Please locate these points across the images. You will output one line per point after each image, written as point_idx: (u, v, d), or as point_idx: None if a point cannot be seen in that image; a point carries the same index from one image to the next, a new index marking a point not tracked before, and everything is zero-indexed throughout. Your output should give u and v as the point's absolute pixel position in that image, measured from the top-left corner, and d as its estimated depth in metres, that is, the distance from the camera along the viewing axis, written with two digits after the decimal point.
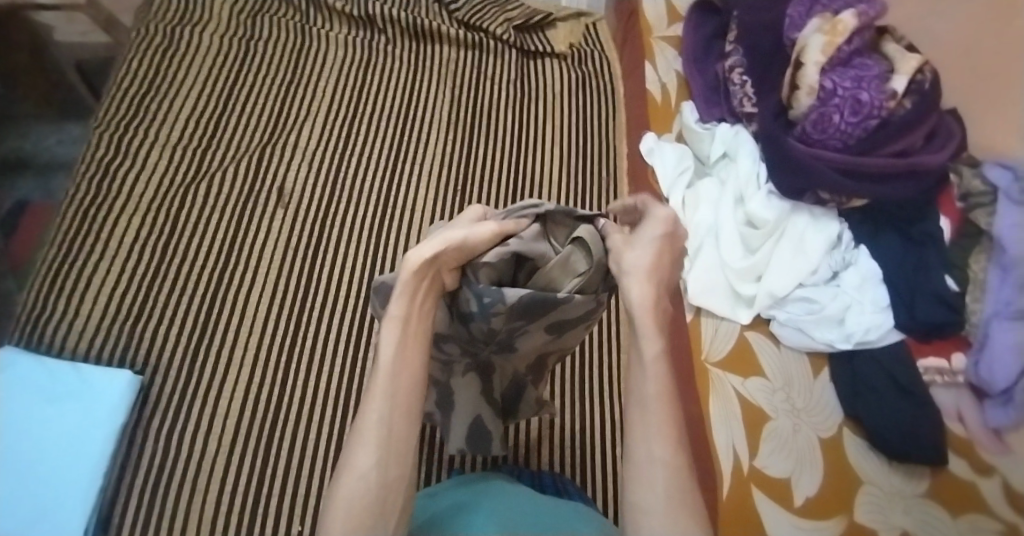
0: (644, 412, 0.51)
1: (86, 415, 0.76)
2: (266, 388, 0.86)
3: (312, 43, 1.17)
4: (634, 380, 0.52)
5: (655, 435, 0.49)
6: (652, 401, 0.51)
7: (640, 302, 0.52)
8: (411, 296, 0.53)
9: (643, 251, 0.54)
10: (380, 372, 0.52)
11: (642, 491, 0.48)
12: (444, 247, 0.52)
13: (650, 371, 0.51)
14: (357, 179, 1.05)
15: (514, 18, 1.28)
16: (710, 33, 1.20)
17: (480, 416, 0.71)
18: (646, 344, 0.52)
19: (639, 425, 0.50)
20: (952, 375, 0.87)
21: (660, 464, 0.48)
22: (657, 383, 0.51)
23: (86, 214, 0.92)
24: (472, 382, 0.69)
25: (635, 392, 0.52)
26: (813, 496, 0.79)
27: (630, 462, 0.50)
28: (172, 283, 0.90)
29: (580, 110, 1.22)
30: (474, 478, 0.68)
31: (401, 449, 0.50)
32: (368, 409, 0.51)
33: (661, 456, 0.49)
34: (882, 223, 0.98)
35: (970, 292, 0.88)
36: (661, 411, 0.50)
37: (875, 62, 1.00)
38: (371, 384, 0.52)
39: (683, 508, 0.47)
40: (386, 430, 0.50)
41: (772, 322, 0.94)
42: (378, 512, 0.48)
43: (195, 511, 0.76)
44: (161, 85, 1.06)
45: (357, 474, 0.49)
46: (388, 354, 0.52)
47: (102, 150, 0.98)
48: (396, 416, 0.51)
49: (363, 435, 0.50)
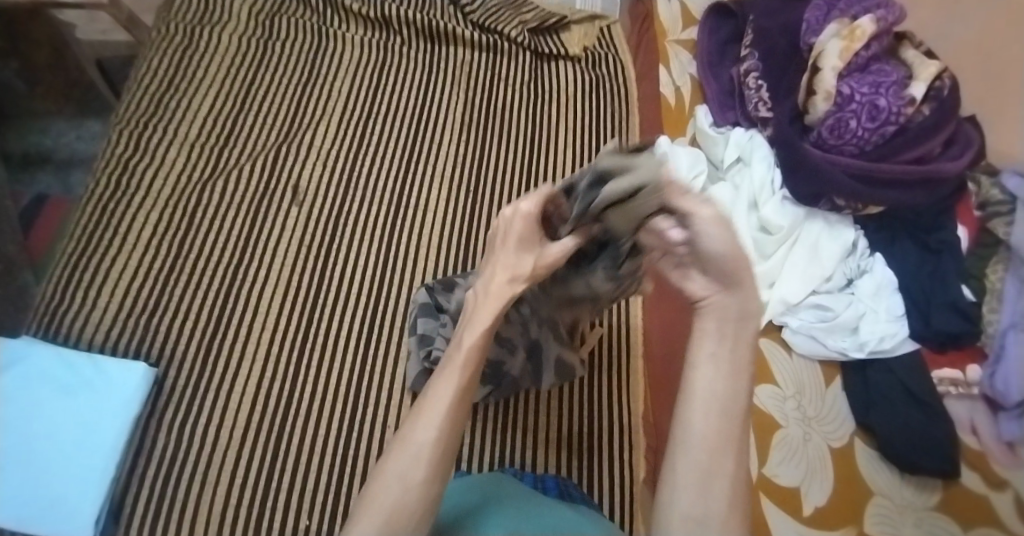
0: (723, 418, 0.48)
1: (101, 407, 0.77)
2: (277, 382, 0.86)
3: (328, 43, 1.18)
4: (710, 370, 0.49)
5: (728, 446, 0.48)
6: (734, 416, 0.48)
7: (747, 309, 0.50)
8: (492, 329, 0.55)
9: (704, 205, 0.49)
10: (446, 386, 0.52)
11: (700, 490, 0.47)
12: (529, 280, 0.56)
13: (738, 379, 0.49)
14: (371, 178, 1.06)
15: (528, 20, 1.27)
16: (725, 37, 1.20)
17: (562, 355, 0.82)
18: (742, 333, 0.50)
19: (715, 427, 0.48)
20: (966, 386, 0.85)
21: (728, 475, 0.47)
22: (743, 397, 0.49)
23: (106, 208, 0.94)
24: (549, 338, 0.79)
25: (718, 398, 0.49)
26: (822, 506, 0.79)
27: (693, 465, 0.47)
28: (187, 278, 0.92)
29: (596, 111, 1.20)
30: (481, 478, 0.69)
31: (447, 463, 0.50)
32: (425, 421, 0.50)
33: (728, 468, 0.47)
34: (898, 231, 0.97)
35: (986, 302, 0.87)
36: (740, 432, 0.48)
37: (893, 68, 0.99)
38: (435, 391, 0.52)
39: (734, 523, 0.47)
40: (440, 449, 0.50)
41: (784, 329, 0.93)
42: (412, 522, 0.47)
43: (206, 503, 0.77)
44: (180, 83, 1.08)
45: (404, 483, 0.48)
46: (461, 374, 0.52)
47: (122, 147, 0.99)
48: (450, 433, 0.50)
49: (415, 447, 0.49)
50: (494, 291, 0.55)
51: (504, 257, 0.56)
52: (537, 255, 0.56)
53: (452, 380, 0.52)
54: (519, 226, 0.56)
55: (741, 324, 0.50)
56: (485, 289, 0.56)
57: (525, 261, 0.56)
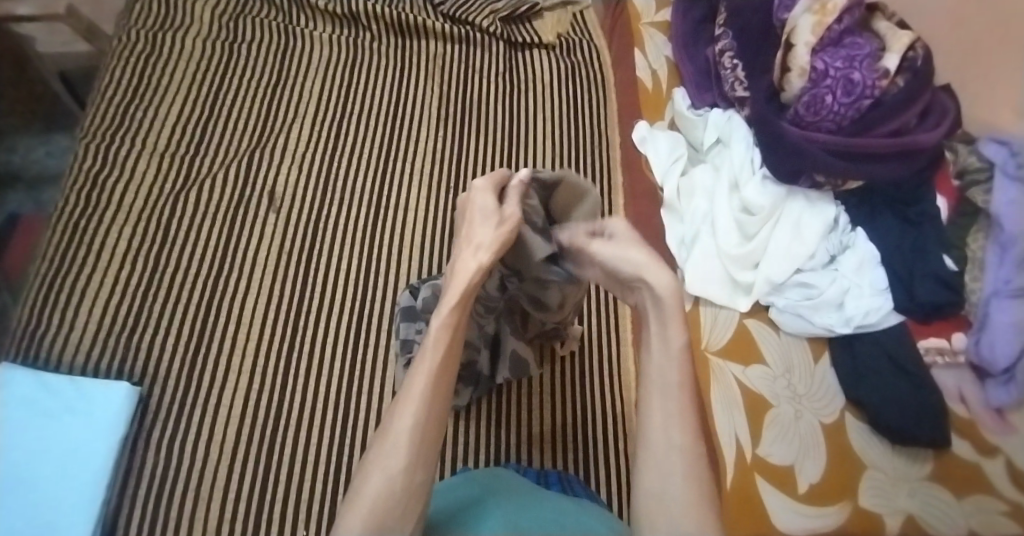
0: (666, 396, 0.52)
1: (84, 431, 0.75)
2: (266, 394, 0.85)
3: (297, 43, 1.16)
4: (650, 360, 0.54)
5: (674, 421, 0.51)
6: (674, 391, 0.52)
7: (665, 289, 0.55)
8: (462, 304, 0.57)
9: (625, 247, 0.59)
10: (424, 368, 0.54)
11: (657, 472, 0.49)
12: (495, 251, 0.59)
13: (673, 358, 0.52)
14: (349, 179, 1.04)
15: (500, 10, 1.25)
16: (698, 17, 1.18)
17: (515, 349, 0.85)
18: (668, 320, 0.54)
19: (660, 407, 0.51)
20: (952, 354, 0.87)
21: (677, 451, 0.49)
22: (680, 373, 0.52)
23: (77, 225, 0.92)
24: (503, 325, 0.83)
25: (656, 378, 0.53)
26: (816, 482, 0.80)
27: (649, 449, 0.50)
28: (166, 293, 0.90)
29: (573, 98, 1.19)
30: (484, 472, 0.68)
31: (428, 455, 0.51)
32: (402, 415, 0.52)
33: (678, 441, 0.50)
34: (879, 205, 0.97)
35: (968, 271, 0.87)
36: (686, 407, 0.51)
37: (867, 40, 0.99)
38: (409, 387, 0.54)
39: (696, 494, 0.48)
40: (420, 436, 0.51)
41: (771, 309, 0.94)
42: (398, 515, 0.48)
43: (200, 519, 0.77)
44: (146, 92, 1.05)
45: (385, 476, 0.49)
46: (436, 356, 0.55)
47: (89, 162, 0.97)
48: (430, 425, 0.52)
49: (394, 439, 0.51)
50: (463, 266, 0.58)
51: (476, 223, 0.61)
52: (504, 220, 0.61)
53: (427, 361, 0.54)
54: (483, 197, 0.62)
55: (665, 305, 0.55)
56: (454, 265, 0.59)
57: (492, 225, 0.61)
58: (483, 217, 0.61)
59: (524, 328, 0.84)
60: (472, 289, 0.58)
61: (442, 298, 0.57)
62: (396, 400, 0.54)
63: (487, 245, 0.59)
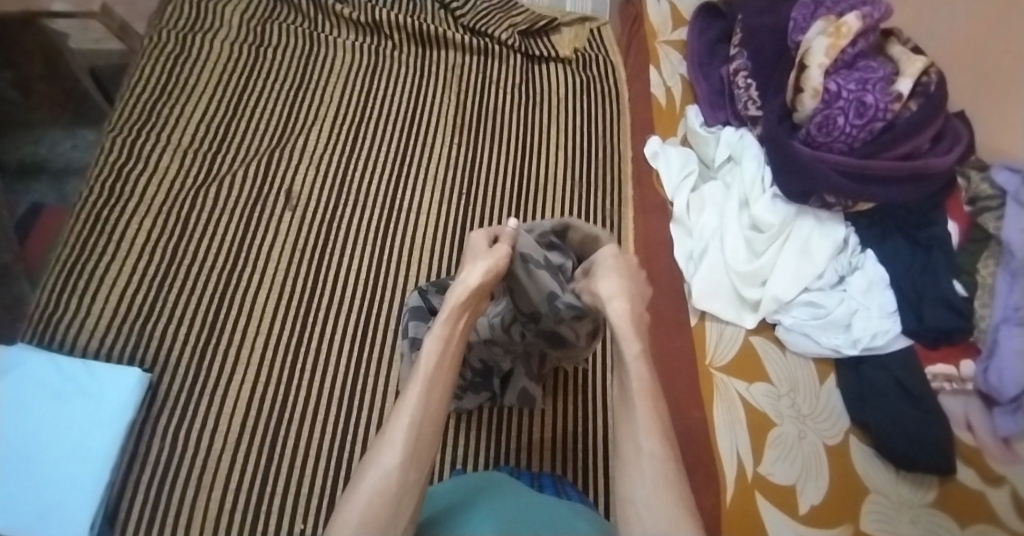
0: (631, 410, 0.63)
1: (93, 415, 0.77)
2: (271, 387, 0.87)
3: (321, 49, 1.19)
4: (623, 382, 0.65)
5: (642, 431, 0.60)
6: (638, 399, 0.63)
7: (619, 316, 0.68)
8: (454, 323, 0.67)
9: (609, 283, 0.71)
10: (419, 374, 0.61)
11: (634, 479, 0.58)
12: (484, 276, 0.69)
13: (633, 373, 0.64)
14: (364, 181, 1.06)
15: (519, 23, 1.27)
16: (715, 36, 1.20)
17: (526, 386, 0.87)
18: (627, 347, 0.66)
19: (628, 421, 0.62)
20: (960, 382, 0.86)
21: (645, 454, 0.59)
22: (642, 384, 0.63)
23: (100, 216, 0.94)
24: (518, 363, 0.87)
25: (623, 395, 0.64)
26: (817, 504, 0.79)
27: (624, 458, 0.60)
28: (181, 284, 0.92)
29: (588, 111, 1.20)
30: (479, 477, 0.68)
31: (423, 453, 0.56)
32: (400, 416, 0.58)
33: (648, 447, 0.59)
34: (889, 228, 0.97)
35: (978, 297, 0.87)
36: (647, 416, 0.61)
37: (880, 64, 0.99)
38: (407, 394, 0.60)
39: (668, 491, 0.56)
40: (416, 433, 0.57)
41: (777, 327, 0.94)
42: (394, 507, 0.52)
43: (201, 507, 0.78)
44: (173, 90, 1.08)
45: (383, 470, 0.53)
46: (430, 363, 0.62)
47: (115, 154, 1.00)
48: (424, 423, 0.58)
49: (391, 436, 0.56)
50: (455, 290, 0.68)
51: (470, 259, 0.73)
52: (495, 251, 0.73)
53: (423, 367, 0.62)
54: (479, 240, 0.75)
55: (618, 330, 0.68)
56: (449, 292, 0.69)
57: (487, 255, 0.72)
58: (477, 255, 0.73)
59: (539, 368, 0.88)
60: (463, 310, 0.68)
61: (438, 315, 0.67)
62: (396, 405, 0.59)
63: (481, 269, 0.70)
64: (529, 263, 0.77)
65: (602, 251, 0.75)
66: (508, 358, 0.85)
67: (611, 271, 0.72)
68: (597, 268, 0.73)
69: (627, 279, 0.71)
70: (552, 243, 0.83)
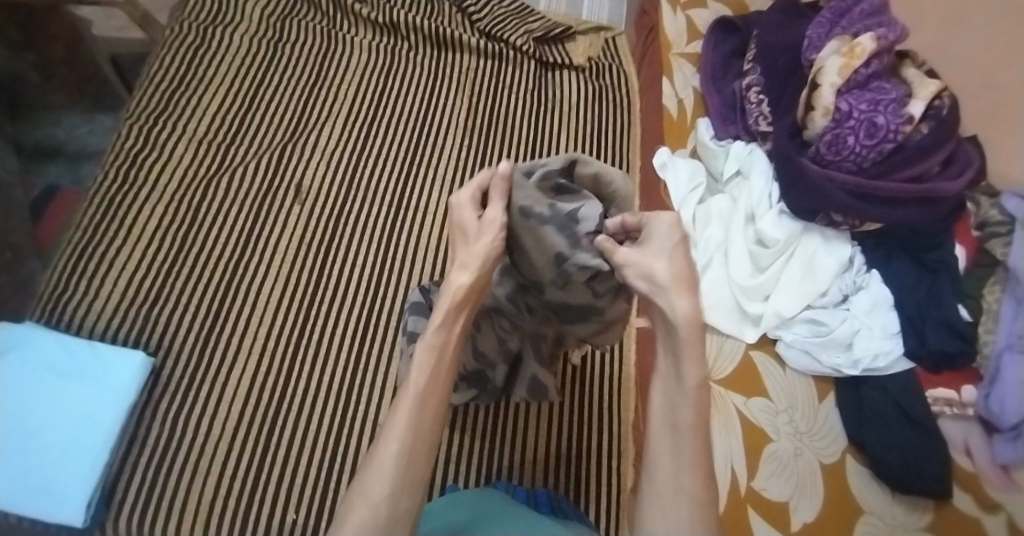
0: (676, 440, 0.52)
1: (96, 394, 0.78)
2: (271, 377, 0.88)
3: (337, 47, 1.20)
4: (670, 400, 0.53)
5: (686, 469, 0.51)
6: (687, 430, 0.52)
7: (681, 319, 0.53)
8: (448, 329, 0.59)
9: (669, 272, 0.54)
10: (409, 393, 0.57)
11: (667, 519, 0.50)
12: (477, 272, 0.59)
13: (687, 399, 0.52)
14: (373, 179, 1.07)
15: (534, 30, 1.28)
16: (729, 52, 1.20)
17: (536, 374, 0.82)
18: (688, 368, 0.52)
19: (670, 451, 0.52)
20: (961, 407, 0.85)
21: (686, 497, 0.50)
22: (693, 412, 0.52)
23: (113, 200, 0.96)
24: (528, 347, 0.80)
25: (667, 417, 0.53)
26: (811, 521, 0.79)
27: (657, 490, 0.51)
28: (188, 271, 0.93)
29: (598, 120, 1.21)
30: (472, 494, 0.71)
31: (414, 480, 0.54)
32: (389, 440, 0.55)
33: (688, 488, 0.50)
34: (895, 249, 0.97)
35: (982, 322, 0.87)
36: (695, 451, 0.51)
37: (893, 86, 1.00)
38: (397, 414, 0.57)
39: None
40: (404, 460, 0.54)
41: (778, 343, 0.94)
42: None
43: (197, 490, 0.79)
44: (190, 80, 1.10)
45: (371, 503, 0.52)
46: (420, 381, 0.57)
47: (130, 141, 1.01)
48: (415, 448, 0.55)
49: (380, 464, 0.54)
50: (445, 290, 0.60)
51: (462, 245, 0.62)
52: (484, 228, 0.61)
53: (415, 384, 0.57)
54: (464, 211, 0.63)
55: (676, 337, 0.53)
56: (441, 291, 0.61)
57: (481, 241, 0.60)
58: (470, 240, 0.61)
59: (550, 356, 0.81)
60: (459, 312, 0.60)
61: (429, 320, 0.60)
62: (386, 423, 0.56)
63: (473, 261, 0.60)
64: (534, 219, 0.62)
65: (659, 219, 0.57)
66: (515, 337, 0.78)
67: (674, 253, 0.55)
68: (649, 243, 0.56)
69: (693, 265, 0.55)
70: (560, 186, 0.65)
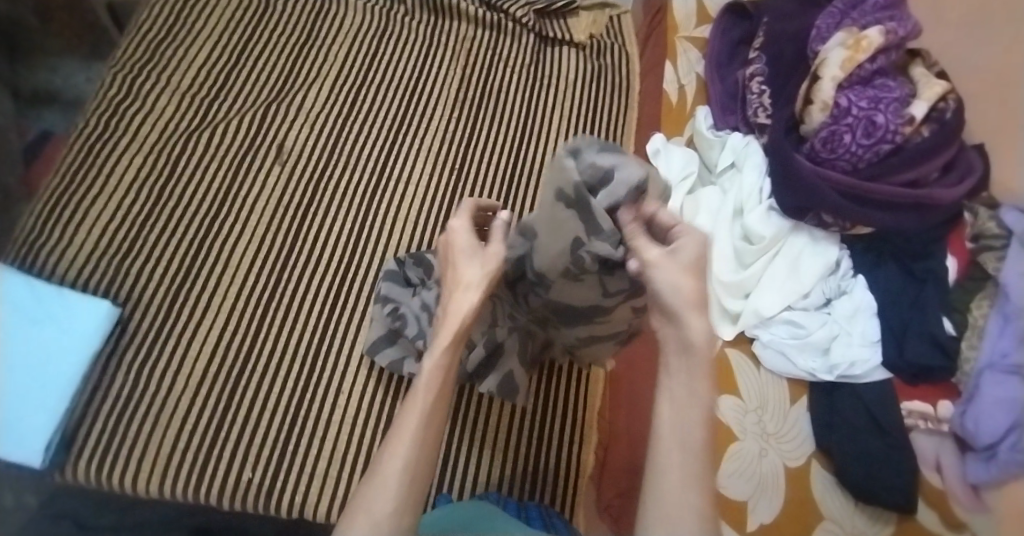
0: (686, 457, 0.49)
1: (60, 339, 0.79)
2: (238, 335, 0.88)
3: (333, 6, 1.19)
4: (678, 414, 0.51)
5: (694, 485, 0.49)
6: (696, 449, 0.50)
7: (698, 335, 0.51)
8: (455, 347, 0.57)
9: (693, 287, 0.52)
10: (415, 409, 0.55)
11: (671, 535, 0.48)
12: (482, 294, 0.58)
13: (697, 415, 0.50)
14: (359, 144, 1.06)
15: (536, 2, 1.26)
16: (736, 38, 1.16)
17: (512, 368, 0.80)
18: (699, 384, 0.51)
19: (680, 468, 0.49)
20: (936, 422, 0.83)
21: (694, 515, 0.48)
22: (703, 431, 0.50)
23: (92, 148, 0.96)
24: (513, 340, 0.79)
25: (677, 432, 0.50)
26: (768, 522, 0.78)
27: (658, 505, 0.49)
28: (164, 224, 0.93)
29: (595, 100, 1.18)
30: (464, 505, 0.72)
31: (417, 494, 0.53)
32: (393, 455, 0.54)
33: (696, 507, 0.48)
34: (886, 254, 0.94)
35: (966, 338, 0.84)
36: (704, 469, 0.49)
37: (898, 84, 0.95)
38: (400, 428, 0.55)
39: None
40: (410, 477, 0.53)
41: (755, 342, 0.91)
42: None
43: (155, 443, 0.80)
44: (179, 32, 1.09)
45: (374, 519, 0.51)
46: (427, 398, 0.56)
47: (114, 90, 1.01)
48: (419, 462, 0.54)
49: (383, 480, 0.53)
50: (449, 309, 0.58)
51: (461, 261, 0.60)
52: (488, 256, 0.60)
53: (420, 399, 0.56)
54: (461, 235, 0.62)
55: (693, 351, 0.51)
56: (442, 308, 0.59)
57: (480, 265, 0.59)
58: (470, 258, 0.60)
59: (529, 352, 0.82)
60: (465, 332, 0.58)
61: (433, 340, 0.58)
62: (388, 439, 0.55)
63: (477, 282, 0.58)
64: (562, 201, 0.61)
65: (687, 234, 0.55)
66: (506, 320, 0.78)
67: (699, 269, 0.54)
68: (673, 251, 0.54)
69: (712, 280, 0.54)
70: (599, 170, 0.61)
